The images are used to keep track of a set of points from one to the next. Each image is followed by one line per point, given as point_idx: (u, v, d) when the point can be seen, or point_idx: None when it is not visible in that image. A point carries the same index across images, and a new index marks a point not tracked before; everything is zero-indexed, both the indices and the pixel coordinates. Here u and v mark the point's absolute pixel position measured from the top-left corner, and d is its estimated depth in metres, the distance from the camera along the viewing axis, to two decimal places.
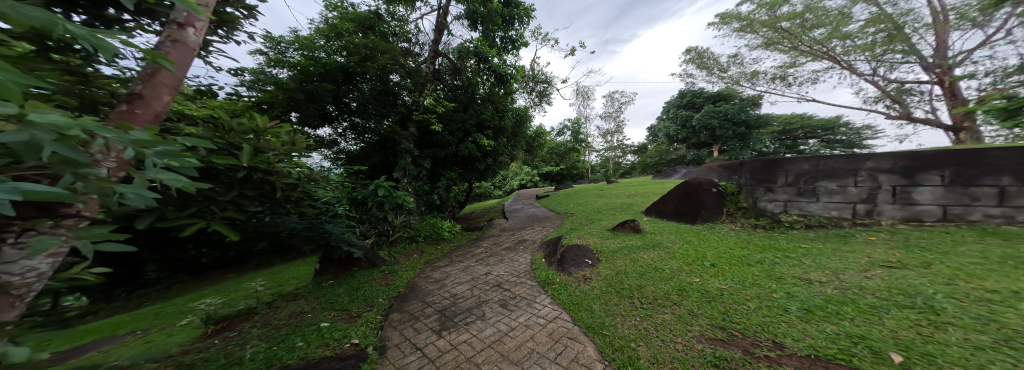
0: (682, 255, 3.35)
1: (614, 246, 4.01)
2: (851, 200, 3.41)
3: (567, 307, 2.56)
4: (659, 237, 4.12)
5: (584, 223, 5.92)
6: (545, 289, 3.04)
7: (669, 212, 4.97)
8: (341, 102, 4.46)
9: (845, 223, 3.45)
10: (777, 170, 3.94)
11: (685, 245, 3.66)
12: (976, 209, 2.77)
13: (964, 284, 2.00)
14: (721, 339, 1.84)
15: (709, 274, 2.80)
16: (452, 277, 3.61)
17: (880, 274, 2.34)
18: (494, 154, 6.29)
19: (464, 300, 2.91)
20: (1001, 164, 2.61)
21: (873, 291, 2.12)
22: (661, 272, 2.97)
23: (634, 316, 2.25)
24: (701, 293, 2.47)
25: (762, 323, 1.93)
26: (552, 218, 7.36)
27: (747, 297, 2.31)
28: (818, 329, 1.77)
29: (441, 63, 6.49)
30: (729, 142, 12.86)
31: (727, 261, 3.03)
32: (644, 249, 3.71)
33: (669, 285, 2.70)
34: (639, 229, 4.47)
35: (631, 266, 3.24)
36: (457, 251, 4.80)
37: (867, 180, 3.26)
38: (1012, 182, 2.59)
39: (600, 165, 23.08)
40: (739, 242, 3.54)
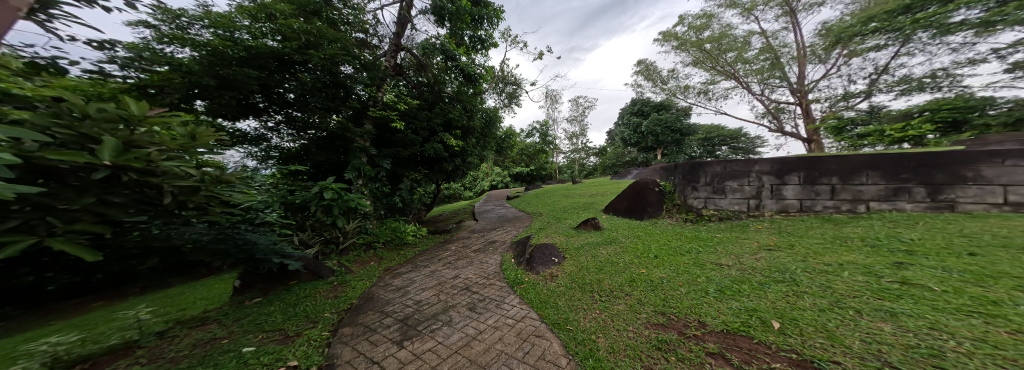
0: (632, 249, 3.60)
1: (577, 244, 4.16)
2: (750, 196, 4.08)
3: (534, 305, 2.59)
4: (615, 234, 4.34)
5: (552, 222, 6.08)
6: (513, 289, 3.05)
7: (622, 210, 5.33)
8: (269, 93, 3.86)
9: (746, 215, 4.10)
10: (699, 171, 4.46)
11: (635, 240, 3.94)
12: (818, 202, 3.62)
13: (844, 259, 2.45)
14: (660, 324, 1.99)
15: (653, 265, 3.04)
16: (415, 283, 3.45)
17: (765, 255, 2.83)
18: (462, 154, 6.16)
19: (429, 307, 2.79)
20: (832, 168, 3.47)
21: (760, 270, 2.53)
22: (616, 266, 3.14)
23: (595, 309, 2.36)
24: (642, 282, 2.69)
25: (693, 307, 2.12)
26: (521, 219, 7.43)
27: (679, 284, 2.55)
28: (732, 307, 2.02)
29: (404, 58, 6.37)
30: (669, 147, 14.48)
31: (667, 253, 3.31)
32: (602, 244, 3.92)
33: (622, 277, 2.87)
34: (598, 226, 4.73)
35: (591, 261, 3.40)
36: (422, 255, 4.62)
37: (756, 179, 4.00)
38: (838, 181, 3.46)
39: (566, 166, 24.05)
40: (676, 234, 3.90)
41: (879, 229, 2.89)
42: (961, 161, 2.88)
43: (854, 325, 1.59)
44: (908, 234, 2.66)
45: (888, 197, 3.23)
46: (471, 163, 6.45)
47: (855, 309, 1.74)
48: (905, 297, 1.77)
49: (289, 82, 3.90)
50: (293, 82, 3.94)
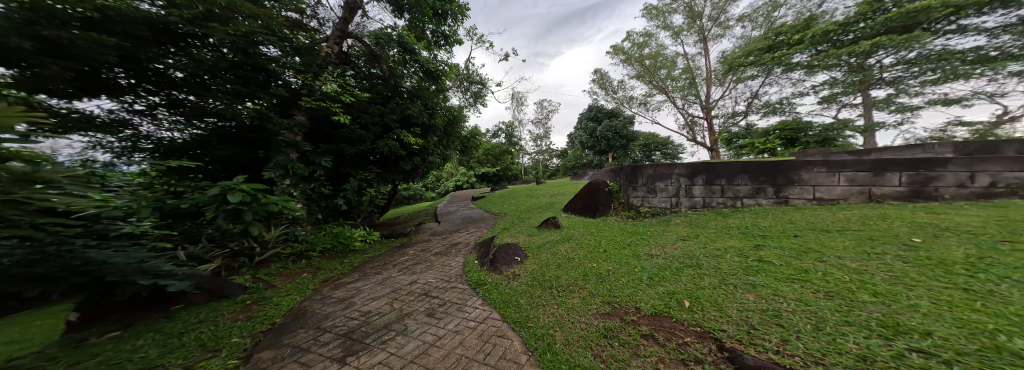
0: (586, 244, 3.82)
1: (539, 242, 4.26)
2: (674, 194, 4.66)
3: (498, 306, 2.56)
4: (572, 232, 4.44)
5: (517, 223, 6.00)
6: (477, 291, 2.98)
7: (577, 208, 5.56)
8: (141, 67, 2.35)
9: (671, 211, 4.65)
10: (637, 173, 4.92)
11: (589, 236, 4.16)
12: (714, 198, 4.41)
13: (754, 248, 2.88)
14: (609, 313, 2.16)
15: (602, 259, 3.25)
16: (362, 293, 3.04)
17: (683, 245, 3.31)
18: (422, 153, 5.78)
19: (379, 317, 2.47)
20: (727, 170, 4.28)
21: (684, 258, 2.92)
22: (572, 262, 3.29)
23: (555, 305, 2.41)
24: (592, 275, 2.86)
25: (630, 298, 2.31)
26: (486, 220, 7.35)
27: (619, 275, 2.80)
28: (649, 296, 2.29)
29: (352, 46, 5.74)
30: (619, 152, 15.81)
31: (614, 247, 3.58)
32: (561, 242, 4.07)
33: (566, 272, 3.04)
34: (558, 225, 4.89)
35: (551, 259, 3.49)
36: (372, 262, 4.13)
37: (675, 180, 4.62)
38: (728, 182, 4.28)
39: (530, 166, 24.49)
40: (616, 231, 4.22)
41: (774, 227, 3.32)
42: (791, 168, 3.89)
43: (744, 304, 1.93)
44: (769, 224, 3.42)
45: (754, 194, 4.15)
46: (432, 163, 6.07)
47: (748, 290, 2.12)
48: (782, 278, 2.21)
49: (174, 57, 2.54)
50: (187, 56, 2.62)
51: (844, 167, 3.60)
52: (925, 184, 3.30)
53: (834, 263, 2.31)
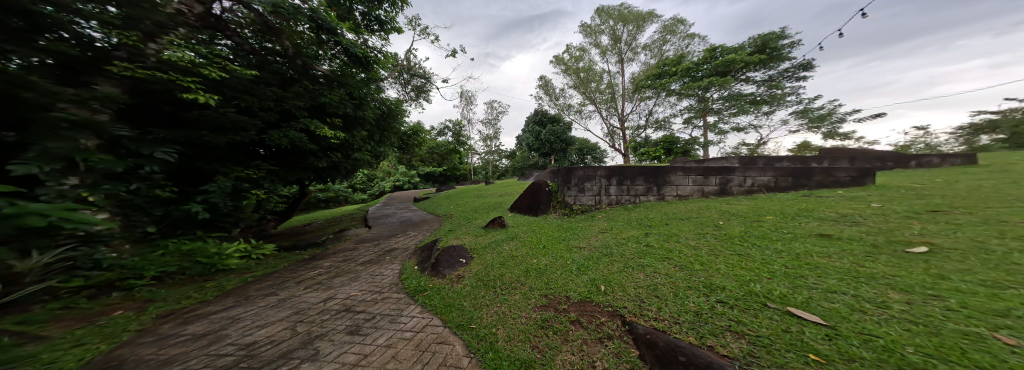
0: (529, 242, 3.59)
1: (484, 242, 3.86)
2: (597, 193, 4.93)
3: (438, 311, 2.33)
4: (518, 230, 4.21)
5: (457, 226, 5.54)
6: (416, 298, 2.67)
7: (522, 207, 5.34)
8: None
9: (594, 209, 4.90)
10: (572, 173, 4.97)
11: (532, 234, 3.92)
12: (622, 196, 4.91)
13: (666, 236, 3.14)
14: (544, 302, 2.12)
15: (541, 255, 3.09)
16: (253, 319, 2.34)
17: (607, 234, 3.50)
18: (343, 148, 4.94)
19: (272, 346, 1.90)
20: (635, 171, 4.83)
21: (619, 248, 2.98)
22: (515, 260, 3.02)
23: (496, 303, 2.25)
24: (530, 269, 2.74)
25: (558, 285, 2.32)
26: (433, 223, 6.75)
27: (545, 264, 2.83)
28: (569, 280, 2.37)
29: (237, 10, 4.02)
30: (560, 155, 16.68)
31: (556, 242, 3.46)
32: (505, 241, 3.72)
33: (502, 267, 2.91)
34: (504, 225, 4.52)
35: (496, 259, 3.15)
36: (262, 284, 3.24)
37: (598, 180, 4.92)
38: (637, 182, 4.83)
39: (480, 166, 24.04)
40: (557, 228, 4.09)
41: (659, 218, 3.86)
42: (670, 171, 4.76)
43: (643, 282, 2.15)
44: (652, 215, 3.99)
45: (648, 192, 4.85)
46: (354, 161, 5.22)
47: (640, 268, 2.41)
48: (675, 259, 2.49)
49: None
50: None
51: (691, 171, 4.68)
52: (726, 184, 4.59)
53: (682, 242, 2.90)
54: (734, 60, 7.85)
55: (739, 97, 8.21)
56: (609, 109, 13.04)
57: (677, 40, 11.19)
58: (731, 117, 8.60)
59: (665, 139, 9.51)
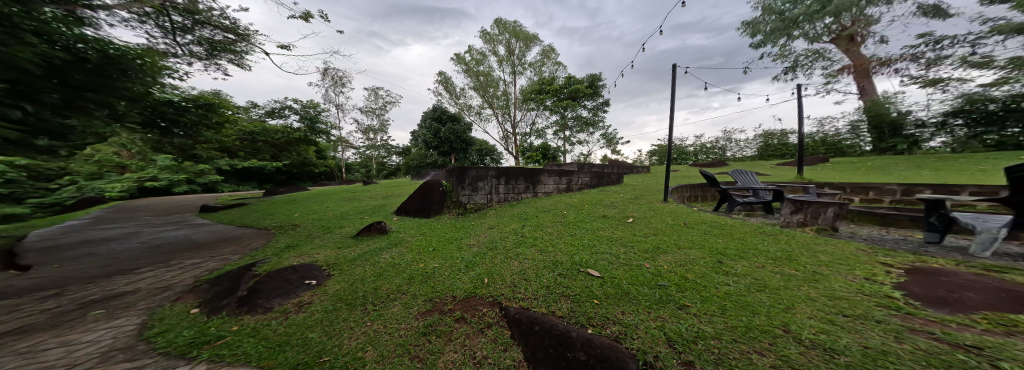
0: (417, 247, 3.13)
1: (353, 255, 2.99)
2: (489, 191, 5.15)
3: (265, 352, 1.46)
4: (397, 237, 3.59)
5: (302, 232, 4.23)
6: (204, 353, 1.50)
7: (412, 209, 4.80)
8: None
9: (488, 205, 5.10)
10: (466, 173, 4.92)
11: (421, 238, 3.51)
12: (508, 195, 5.35)
13: (542, 228, 3.50)
14: (434, 305, 1.82)
15: (430, 258, 2.73)
16: None
17: (491, 232, 3.57)
18: None
19: None
20: (517, 172, 5.41)
21: (505, 244, 3.00)
22: (398, 268, 2.51)
23: (363, 322, 1.68)
24: (416, 276, 2.29)
25: (439, 287, 2.06)
26: (252, 237, 4.24)
27: (426, 267, 2.49)
28: (444, 279, 2.21)
29: None
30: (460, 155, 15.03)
31: (446, 245, 3.15)
32: (385, 250, 3.10)
33: (372, 277, 2.34)
34: (387, 230, 3.83)
35: (371, 270, 2.51)
36: None
37: (489, 181, 5.13)
38: (518, 182, 5.42)
39: (359, 164, 19.70)
40: (438, 230, 3.83)
41: (531, 212, 4.43)
42: (540, 173, 5.66)
43: (518, 268, 2.27)
44: (525, 211, 4.50)
45: (526, 190, 5.57)
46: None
47: (515, 258, 2.53)
48: (545, 248, 2.74)
49: None
50: None
51: (552, 174, 5.80)
52: (569, 184, 6.07)
53: (554, 232, 3.26)
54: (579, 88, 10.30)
55: (583, 119, 10.62)
56: (504, 113, 13.52)
57: (547, 66, 13.37)
58: (576, 134, 11.14)
59: (542, 146, 10.99)
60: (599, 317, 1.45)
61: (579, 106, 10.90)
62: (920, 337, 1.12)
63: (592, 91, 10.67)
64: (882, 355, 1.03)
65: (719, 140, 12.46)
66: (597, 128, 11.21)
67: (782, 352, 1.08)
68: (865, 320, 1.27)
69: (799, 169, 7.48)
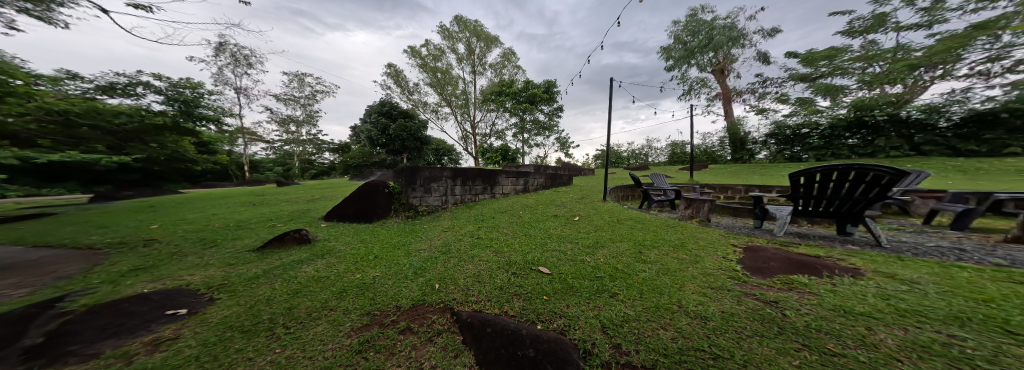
0: (354, 255, 2.24)
1: (252, 272, 1.92)
2: (445, 192, 4.01)
3: None
4: (333, 245, 2.52)
5: (128, 238, 2.99)
6: None
7: (349, 217, 3.43)
8: None
9: (443, 209, 3.93)
10: (419, 172, 3.72)
11: (357, 245, 2.51)
12: (468, 196, 4.35)
13: (498, 228, 2.98)
14: (347, 311, 1.39)
15: (366, 267, 1.98)
16: None
17: (446, 235, 2.82)
18: None
19: None
20: (478, 173, 4.47)
21: (464, 246, 2.41)
22: (325, 281, 1.74)
23: (271, 349, 1.09)
24: (349, 290, 1.62)
25: (352, 292, 1.59)
26: (60, 262, 2.30)
27: (355, 275, 1.85)
28: (365, 282, 1.73)
29: None
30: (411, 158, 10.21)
31: (393, 251, 2.36)
32: (308, 262, 2.10)
33: (276, 286, 1.70)
34: (310, 237, 2.64)
35: (281, 288, 1.67)
36: None
37: (447, 180, 4.02)
38: (480, 183, 4.53)
39: (270, 162, 15.50)
40: (362, 233, 2.91)
41: (488, 213, 3.74)
42: (500, 173, 4.87)
43: (472, 272, 1.84)
44: (482, 212, 3.80)
45: (485, 191, 4.66)
46: None
47: (469, 260, 2.06)
48: (501, 248, 2.31)
49: None
50: None
51: (513, 175, 5.09)
52: (527, 187, 5.50)
53: (530, 233, 2.74)
54: (537, 93, 10.47)
55: (540, 123, 10.95)
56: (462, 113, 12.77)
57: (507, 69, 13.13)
58: (534, 136, 11.51)
59: (502, 147, 10.95)
60: (547, 312, 1.30)
61: (537, 111, 11.07)
62: (748, 299, 1.35)
63: (548, 96, 10.99)
64: (776, 327, 1.10)
65: (644, 147, 13.75)
66: (554, 132, 11.67)
67: (678, 325, 1.16)
68: (726, 292, 1.44)
69: (719, 169, 8.25)
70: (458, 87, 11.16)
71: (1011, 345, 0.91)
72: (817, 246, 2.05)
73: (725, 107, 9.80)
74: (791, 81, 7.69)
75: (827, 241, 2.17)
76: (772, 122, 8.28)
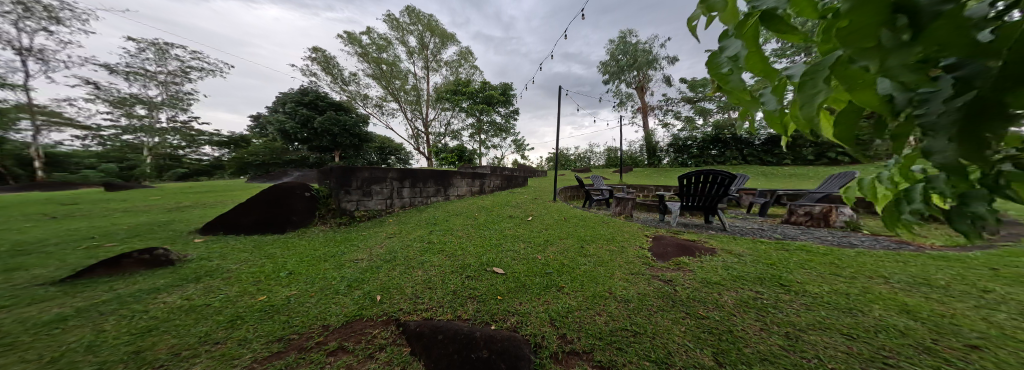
0: (253, 274, 1.59)
1: (50, 314, 1.11)
2: (389, 195, 3.45)
3: None
4: (216, 263, 1.73)
5: None
6: None
7: (252, 226, 2.50)
8: None
9: (386, 214, 3.37)
10: (356, 171, 3.10)
11: (259, 262, 1.77)
12: (418, 199, 3.86)
13: (452, 231, 2.64)
14: (243, 341, 1.03)
15: (276, 285, 1.47)
16: None
17: (393, 242, 2.28)
18: None
19: None
20: (429, 175, 4.02)
21: (409, 251, 2.05)
22: (205, 310, 1.21)
23: None
24: (245, 317, 1.17)
25: (250, 318, 1.17)
26: None
27: (260, 297, 1.35)
28: (277, 304, 1.28)
29: None
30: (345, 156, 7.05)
31: (316, 260, 1.82)
32: (174, 288, 1.39)
33: (116, 325, 1.08)
34: (180, 258, 1.74)
35: (119, 325, 1.08)
36: None
37: (392, 182, 3.48)
38: (433, 184, 4.08)
39: None
40: (273, 247, 2.10)
41: (442, 216, 3.28)
42: (456, 174, 4.46)
43: (421, 278, 1.60)
44: (438, 215, 3.32)
45: (439, 193, 4.23)
46: None
47: (419, 266, 1.76)
48: (455, 251, 2.05)
49: None
50: None
51: (468, 177, 4.78)
52: (484, 190, 5.22)
53: (487, 234, 2.57)
54: (493, 95, 10.38)
55: (497, 124, 10.81)
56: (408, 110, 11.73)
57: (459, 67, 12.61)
58: (491, 138, 11.32)
59: (458, 147, 10.07)
60: (501, 311, 1.27)
61: (494, 113, 10.92)
62: (656, 281, 1.56)
63: (505, 99, 10.93)
64: (670, 300, 1.35)
65: (586, 151, 14.90)
66: (511, 134, 11.55)
67: (610, 310, 1.27)
68: (642, 277, 1.63)
69: (650, 171, 9.33)
70: (407, 82, 10.26)
71: (784, 294, 1.33)
72: (692, 232, 2.60)
73: (642, 119, 11.37)
74: (681, 101, 9.45)
75: (701, 228, 2.75)
76: (672, 137, 9.94)
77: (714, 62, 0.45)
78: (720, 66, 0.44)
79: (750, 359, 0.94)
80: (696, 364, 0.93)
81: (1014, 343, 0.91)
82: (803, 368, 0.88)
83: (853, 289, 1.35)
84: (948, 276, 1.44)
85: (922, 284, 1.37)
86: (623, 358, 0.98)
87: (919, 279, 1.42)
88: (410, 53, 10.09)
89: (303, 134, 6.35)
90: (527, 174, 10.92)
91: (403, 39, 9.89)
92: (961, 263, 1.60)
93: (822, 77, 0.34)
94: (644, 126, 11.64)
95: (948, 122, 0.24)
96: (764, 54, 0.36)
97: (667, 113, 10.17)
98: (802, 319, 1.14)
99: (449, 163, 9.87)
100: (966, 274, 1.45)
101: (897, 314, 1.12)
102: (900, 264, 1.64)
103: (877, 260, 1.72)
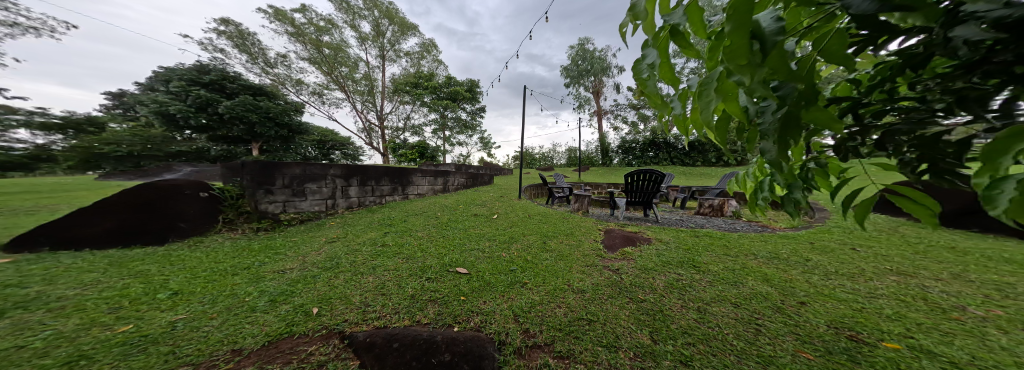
0: (107, 300, 1.21)
1: None
2: (329, 195, 3.15)
3: None
4: (38, 290, 1.25)
5: None
6: None
7: (106, 236, 1.86)
8: None
9: (326, 216, 3.07)
10: (285, 168, 2.77)
11: (127, 282, 1.39)
12: (367, 199, 3.58)
13: (411, 232, 2.52)
14: None
15: (151, 311, 1.16)
16: None
17: (333, 247, 2.08)
18: None
19: None
20: (381, 173, 3.74)
21: (357, 254, 1.92)
22: (22, 353, 0.88)
23: None
24: (87, 359, 0.88)
25: (108, 355, 0.90)
26: None
27: (122, 327, 1.04)
28: (152, 334, 1.01)
29: None
30: (272, 151, 5.90)
31: (216, 276, 1.52)
32: None
33: None
34: None
35: None
36: None
37: (333, 180, 3.17)
38: (386, 183, 3.82)
39: None
40: (145, 263, 1.63)
41: (399, 216, 3.12)
42: (412, 173, 4.21)
43: (371, 284, 1.50)
44: (394, 215, 3.15)
45: (393, 192, 3.96)
46: None
47: (370, 272, 1.64)
48: (412, 254, 1.95)
49: None
50: None
51: (428, 175, 4.56)
52: (445, 189, 5.00)
53: (446, 234, 2.47)
54: (457, 91, 10.10)
55: (463, 121, 10.51)
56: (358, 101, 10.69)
57: None
58: (455, 135, 10.93)
59: (419, 144, 9.59)
60: (466, 311, 1.25)
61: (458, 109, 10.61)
62: (606, 271, 1.69)
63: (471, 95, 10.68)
64: (616, 289, 1.46)
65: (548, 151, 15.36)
66: (477, 131, 11.32)
67: (569, 302, 1.33)
68: (595, 267, 1.75)
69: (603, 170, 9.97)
70: (357, 71, 9.38)
71: (695, 274, 1.55)
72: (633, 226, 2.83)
73: (597, 122, 12.10)
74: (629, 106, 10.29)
75: (641, 221, 3.04)
76: (623, 138, 10.77)
77: (637, 67, 0.49)
78: (642, 71, 0.49)
79: (676, 334, 1.06)
80: (638, 345, 1.02)
81: (823, 298, 1.23)
82: (709, 337, 1.03)
83: (737, 265, 1.63)
84: (789, 251, 1.84)
85: (774, 257, 1.73)
86: (580, 346, 1.03)
87: (773, 254, 1.78)
88: (363, 39, 9.26)
89: (200, 120, 4.81)
90: (492, 172, 10.86)
91: (354, 23, 9.00)
92: (796, 239, 2.09)
93: (713, 88, 0.41)
94: (599, 128, 12.42)
95: (774, 121, 0.38)
96: (671, 64, 0.41)
97: (618, 116, 10.98)
98: (707, 294, 1.34)
99: (409, 160, 9.31)
100: (800, 247, 1.89)
101: (761, 283, 1.40)
102: (763, 242, 2.05)
103: (746, 239, 2.13)
